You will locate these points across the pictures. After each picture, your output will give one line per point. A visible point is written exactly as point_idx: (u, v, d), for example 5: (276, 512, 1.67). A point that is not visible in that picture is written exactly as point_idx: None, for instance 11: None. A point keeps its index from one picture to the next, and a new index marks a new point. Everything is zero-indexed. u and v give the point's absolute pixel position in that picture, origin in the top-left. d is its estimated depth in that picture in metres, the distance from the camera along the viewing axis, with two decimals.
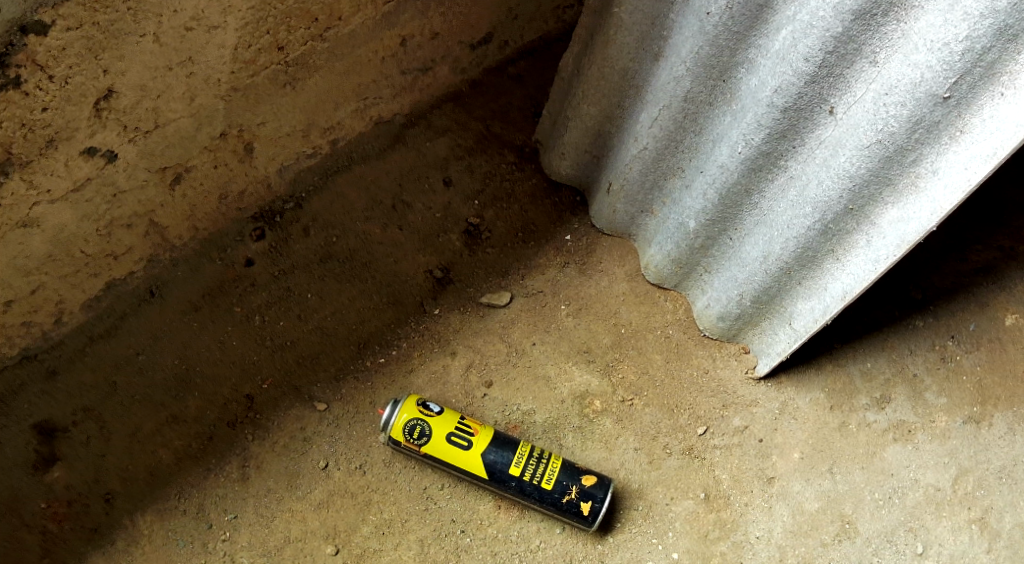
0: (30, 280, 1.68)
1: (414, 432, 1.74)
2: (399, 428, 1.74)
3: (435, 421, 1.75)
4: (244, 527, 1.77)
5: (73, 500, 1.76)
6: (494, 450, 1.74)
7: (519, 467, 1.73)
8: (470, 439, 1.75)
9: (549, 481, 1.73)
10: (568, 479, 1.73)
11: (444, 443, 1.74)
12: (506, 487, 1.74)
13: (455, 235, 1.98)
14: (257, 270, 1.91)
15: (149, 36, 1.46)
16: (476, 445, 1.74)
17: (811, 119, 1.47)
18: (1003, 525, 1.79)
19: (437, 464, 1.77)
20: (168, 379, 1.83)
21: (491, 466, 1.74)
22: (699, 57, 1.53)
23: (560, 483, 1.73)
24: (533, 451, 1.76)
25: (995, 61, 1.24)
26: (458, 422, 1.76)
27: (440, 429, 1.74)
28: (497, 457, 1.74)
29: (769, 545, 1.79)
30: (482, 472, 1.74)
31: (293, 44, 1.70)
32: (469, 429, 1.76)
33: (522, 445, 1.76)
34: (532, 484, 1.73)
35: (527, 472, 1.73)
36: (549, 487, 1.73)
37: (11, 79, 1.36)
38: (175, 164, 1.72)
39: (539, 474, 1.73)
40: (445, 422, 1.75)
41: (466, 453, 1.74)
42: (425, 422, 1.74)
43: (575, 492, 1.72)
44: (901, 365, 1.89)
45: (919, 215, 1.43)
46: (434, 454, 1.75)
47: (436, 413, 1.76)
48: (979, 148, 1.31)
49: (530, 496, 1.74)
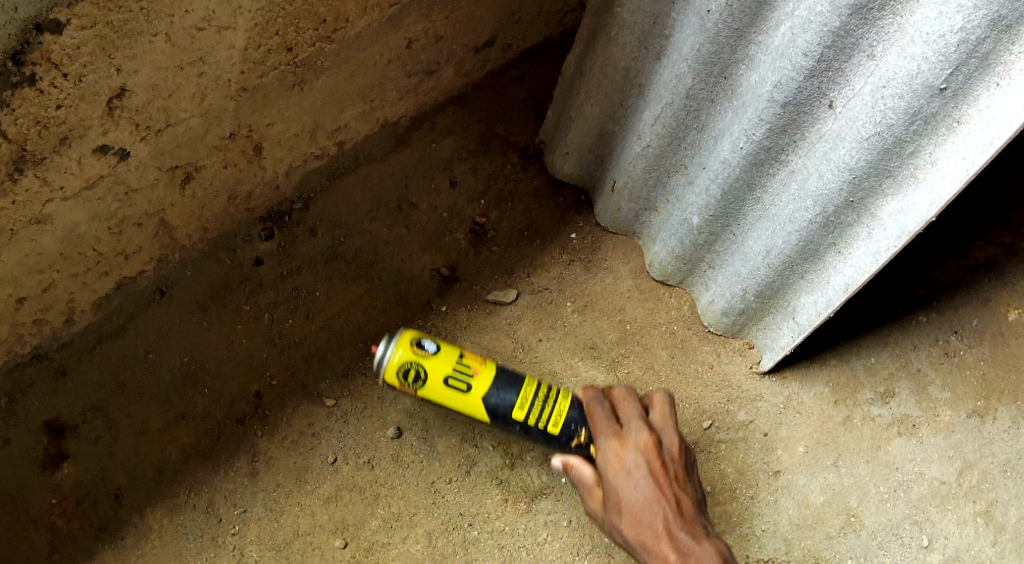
0: (41, 278, 1.69)
1: (408, 376, 1.63)
2: (391, 371, 1.63)
3: (430, 357, 1.63)
4: (253, 521, 1.79)
5: (82, 496, 1.78)
6: (496, 393, 1.65)
7: (522, 411, 1.65)
8: (468, 382, 1.64)
9: (556, 426, 1.65)
10: (576, 422, 1.66)
11: (440, 386, 1.64)
12: (511, 429, 1.68)
13: (460, 235, 2.00)
14: (265, 269, 1.93)
15: (161, 35, 1.48)
16: (476, 388, 1.65)
17: (811, 113, 1.50)
18: (1008, 518, 1.81)
19: (436, 403, 1.69)
20: (175, 376, 1.85)
21: (492, 410, 1.65)
22: (700, 54, 1.56)
23: (567, 428, 1.66)
24: (537, 392, 1.66)
25: (990, 52, 1.27)
26: (456, 360, 1.65)
27: (435, 366, 1.63)
28: (499, 400, 1.65)
29: (775, 539, 1.81)
30: (483, 415, 1.67)
31: (301, 46, 1.70)
32: (467, 371, 1.65)
33: (524, 387, 1.66)
34: (537, 428, 1.66)
35: (532, 417, 1.65)
36: (556, 431, 1.66)
37: (25, 77, 1.38)
38: (185, 163, 1.74)
39: (545, 419, 1.65)
40: (442, 362, 1.63)
41: (465, 397, 1.65)
42: (419, 365, 1.62)
43: (585, 436, 1.66)
44: (904, 360, 1.91)
45: (919, 205, 1.45)
46: (432, 398, 1.66)
47: (430, 353, 1.63)
48: (977, 138, 1.34)
49: (536, 436, 1.67)
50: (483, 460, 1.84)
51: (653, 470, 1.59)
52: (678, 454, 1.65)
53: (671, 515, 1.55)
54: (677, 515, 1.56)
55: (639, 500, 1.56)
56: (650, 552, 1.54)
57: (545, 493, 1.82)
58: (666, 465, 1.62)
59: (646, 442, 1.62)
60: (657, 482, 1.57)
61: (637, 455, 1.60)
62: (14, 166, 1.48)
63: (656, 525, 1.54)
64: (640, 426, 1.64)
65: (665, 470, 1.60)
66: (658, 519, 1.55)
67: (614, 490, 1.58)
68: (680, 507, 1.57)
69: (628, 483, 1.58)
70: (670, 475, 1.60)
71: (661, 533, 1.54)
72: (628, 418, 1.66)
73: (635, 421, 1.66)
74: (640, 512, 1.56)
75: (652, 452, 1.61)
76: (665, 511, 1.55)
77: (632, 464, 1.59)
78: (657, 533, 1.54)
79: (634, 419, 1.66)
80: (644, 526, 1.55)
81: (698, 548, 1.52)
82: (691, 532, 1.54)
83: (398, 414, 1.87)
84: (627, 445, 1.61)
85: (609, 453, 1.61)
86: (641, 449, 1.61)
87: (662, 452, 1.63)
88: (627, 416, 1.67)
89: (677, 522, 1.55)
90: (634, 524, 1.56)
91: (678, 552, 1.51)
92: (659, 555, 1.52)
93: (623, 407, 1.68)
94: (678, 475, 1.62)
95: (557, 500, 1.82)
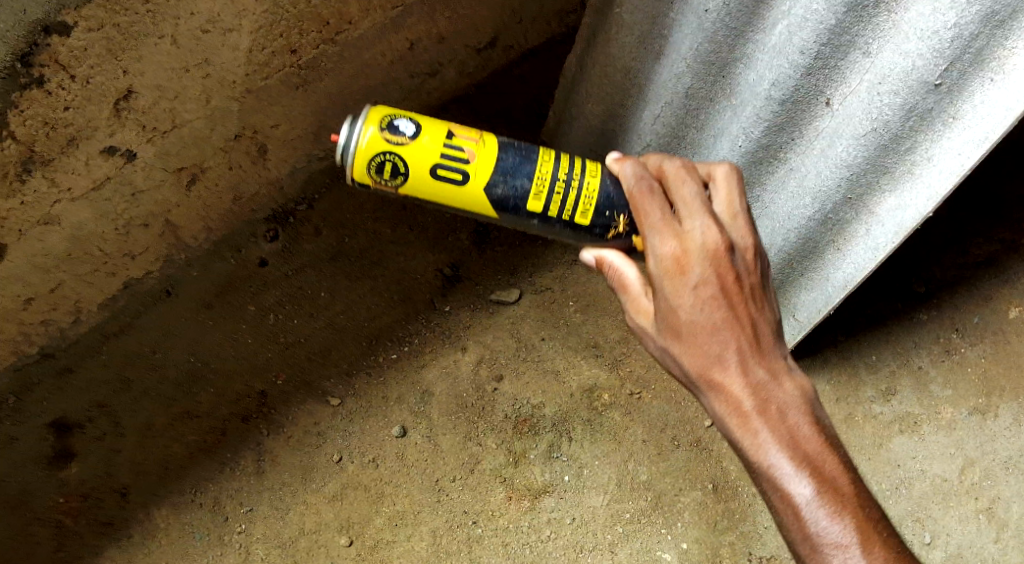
0: (49, 277, 1.72)
1: (385, 169, 1.38)
2: (362, 169, 1.38)
3: (409, 149, 1.37)
4: (259, 519, 1.81)
5: (87, 494, 1.80)
6: (500, 182, 1.39)
7: (540, 200, 1.40)
8: (463, 170, 1.39)
9: (586, 214, 1.41)
10: (610, 211, 1.41)
11: (426, 169, 1.38)
12: (527, 224, 1.43)
13: (464, 235, 2.00)
14: (269, 269, 1.94)
15: (167, 38, 1.50)
16: (475, 177, 1.39)
17: (809, 111, 1.55)
18: (1011, 514, 1.82)
19: (426, 201, 1.43)
20: (181, 375, 1.87)
21: (501, 203, 1.41)
22: (698, 54, 1.59)
23: (600, 218, 1.41)
24: (556, 178, 1.40)
25: (984, 47, 1.34)
26: (443, 152, 1.38)
27: (417, 158, 1.38)
28: (508, 190, 1.40)
29: (777, 536, 1.82)
30: (491, 210, 1.42)
31: (305, 48, 1.72)
32: (460, 157, 1.39)
33: (540, 167, 1.40)
34: (561, 218, 1.42)
35: (553, 206, 1.41)
36: (586, 223, 1.42)
37: (34, 79, 1.40)
38: (190, 164, 1.75)
39: (569, 207, 1.41)
40: (425, 152, 1.38)
41: (461, 189, 1.40)
42: (396, 155, 1.37)
43: (624, 226, 1.41)
44: (906, 358, 1.92)
45: (916, 201, 1.51)
46: (416, 193, 1.41)
47: (410, 138, 1.37)
48: (972, 132, 1.41)
49: (562, 232, 1.44)
50: (486, 458, 1.85)
51: (719, 267, 1.28)
52: (750, 248, 1.32)
53: (746, 345, 1.28)
54: (753, 341, 1.29)
55: (706, 329, 1.27)
56: (717, 382, 1.28)
57: (549, 491, 1.83)
58: (740, 276, 1.30)
59: (713, 235, 1.28)
60: (726, 303, 1.28)
61: (705, 266, 1.27)
62: (23, 166, 1.50)
63: (725, 356, 1.27)
64: (704, 214, 1.30)
65: (737, 284, 1.29)
66: (728, 347, 1.27)
67: (672, 307, 1.28)
68: (756, 335, 1.29)
69: (690, 301, 1.27)
70: (744, 293, 1.30)
71: (730, 361, 1.28)
72: (683, 189, 1.32)
73: (693, 196, 1.31)
74: (706, 344, 1.28)
75: (720, 256, 1.28)
76: (737, 338, 1.28)
77: (698, 278, 1.27)
78: (726, 366, 1.27)
79: (689, 190, 1.31)
80: (711, 356, 1.28)
81: (778, 386, 1.27)
82: (768, 359, 1.29)
83: (403, 412, 1.88)
84: (688, 241, 1.28)
85: (666, 252, 1.28)
86: (706, 247, 1.28)
87: (735, 263, 1.29)
88: (679, 183, 1.33)
89: (752, 354, 1.28)
90: (697, 355, 1.28)
91: (755, 397, 1.26)
92: (733, 401, 1.27)
93: (681, 186, 1.32)
94: (754, 294, 1.31)
95: (560, 498, 1.83)
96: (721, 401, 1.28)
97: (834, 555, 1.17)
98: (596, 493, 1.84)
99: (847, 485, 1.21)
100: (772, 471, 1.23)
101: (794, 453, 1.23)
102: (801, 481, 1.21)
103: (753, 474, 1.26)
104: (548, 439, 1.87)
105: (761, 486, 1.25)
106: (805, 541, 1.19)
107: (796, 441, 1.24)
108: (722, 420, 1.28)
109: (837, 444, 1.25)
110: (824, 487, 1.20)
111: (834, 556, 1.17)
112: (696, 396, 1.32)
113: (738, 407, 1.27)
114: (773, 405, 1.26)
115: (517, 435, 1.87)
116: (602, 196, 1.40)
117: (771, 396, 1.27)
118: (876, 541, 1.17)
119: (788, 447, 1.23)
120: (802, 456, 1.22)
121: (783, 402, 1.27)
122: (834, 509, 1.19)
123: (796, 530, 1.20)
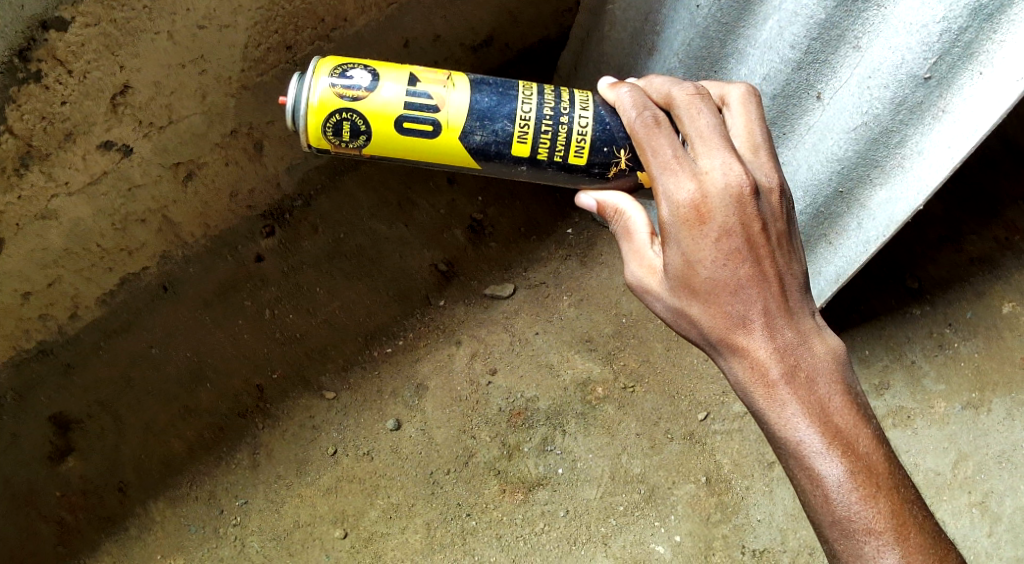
0: (48, 274, 1.73)
1: (345, 129, 1.36)
2: (319, 132, 1.36)
3: (366, 104, 1.35)
4: (255, 512, 1.82)
5: (88, 490, 1.82)
6: (475, 131, 1.36)
7: (526, 145, 1.37)
8: (428, 123, 1.36)
9: (580, 155, 1.37)
10: (603, 147, 1.36)
11: (388, 123, 1.36)
12: (516, 171, 1.40)
13: (458, 231, 2.01)
14: (268, 267, 1.95)
15: (162, 34, 1.52)
16: (446, 128, 1.36)
17: (800, 105, 1.59)
18: (1003, 508, 1.83)
19: (398, 159, 1.41)
20: (180, 371, 1.88)
21: (483, 151, 1.38)
22: (690, 49, 1.63)
23: (597, 156, 1.37)
24: (539, 120, 1.36)
25: (972, 40, 1.35)
26: (403, 101, 1.35)
27: (376, 114, 1.35)
28: (488, 136, 1.37)
29: (770, 528, 1.83)
30: (472, 160, 1.39)
31: (300, 44, 1.73)
32: (423, 109, 1.35)
33: (517, 109, 1.36)
34: (553, 162, 1.38)
35: (542, 148, 1.37)
36: (583, 163, 1.38)
37: (32, 74, 1.41)
38: (187, 160, 1.77)
39: (560, 149, 1.37)
40: (383, 104, 1.35)
41: (430, 142, 1.37)
42: (353, 112, 1.35)
43: (626, 163, 1.37)
44: (899, 353, 1.93)
45: (906, 195, 1.53)
46: (381, 150, 1.39)
47: (364, 92, 1.35)
48: (961, 126, 1.42)
49: (556, 176, 1.40)
50: (480, 451, 1.86)
51: (744, 215, 1.23)
52: (776, 189, 1.27)
53: (772, 305, 1.25)
54: (779, 302, 1.25)
55: (729, 287, 1.24)
56: (740, 347, 1.25)
57: (543, 484, 1.84)
58: (766, 221, 1.25)
59: (737, 175, 1.22)
60: (751, 256, 1.23)
61: (728, 214, 1.22)
62: (20, 161, 1.51)
63: (749, 318, 1.24)
64: (725, 151, 1.23)
65: (763, 232, 1.24)
66: (753, 307, 1.24)
67: (692, 262, 1.24)
68: (782, 293, 1.25)
69: (713, 255, 1.23)
70: (770, 241, 1.25)
71: (755, 324, 1.25)
72: (701, 128, 1.26)
73: (713, 134, 1.25)
74: (728, 304, 1.24)
75: (745, 201, 1.22)
76: (762, 298, 1.24)
77: (720, 229, 1.22)
78: (751, 329, 1.25)
79: (708, 128, 1.25)
80: (734, 319, 1.25)
81: (806, 351, 1.25)
82: (795, 320, 1.26)
83: (397, 406, 1.89)
84: (710, 182, 1.22)
85: (686, 199, 1.22)
86: (730, 192, 1.22)
87: (760, 208, 1.24)
88: (697, 121, 1.26)
89: (778, 314, 1.25)
90: (719, 315, 1.25)
91: (782, 364, 1.24)
92: (757, 368, 1.24)
93: (698, 121, 1.26)
94: (780, 241, 1.26)
95: (554, 491, 1.84)
96: (745, 367, 1.25)
97: (864, 541, 1.16)
98: (589, 485, 1.85)
99: (879, 462, 1.20)
100: (800, 447, 1.21)
101: (824, 428, 1.21)
102: (831, 459, 1.19)
103: (777, 445, 1.24)
104: (542, 432, 1.88)
105: (786, 460, 1.23)
106: (833, 522, 1.19)
107: (825, 414, 1.22)
108: (746, 386, 1.26)
109: (868, 415, 1.23)
110: (855, 465, 1.19)
111: (865, 541, 1.16)
112: (715, 358, 1.29)
113: (763, 375, 1.24)
114: (802, 374, 1.24)
115: (510, 429, 1.87)
116: (596, 132, 1.36)
117: (800, 363, 1.24)
118: (911, 527, 1.16)
119: (818, 421, 1.22)
120: (832, 432, 1.21)
121: (811, 368, 1.25)
122: (865, 490, 1.18)
123: (824, 510, 1.19)
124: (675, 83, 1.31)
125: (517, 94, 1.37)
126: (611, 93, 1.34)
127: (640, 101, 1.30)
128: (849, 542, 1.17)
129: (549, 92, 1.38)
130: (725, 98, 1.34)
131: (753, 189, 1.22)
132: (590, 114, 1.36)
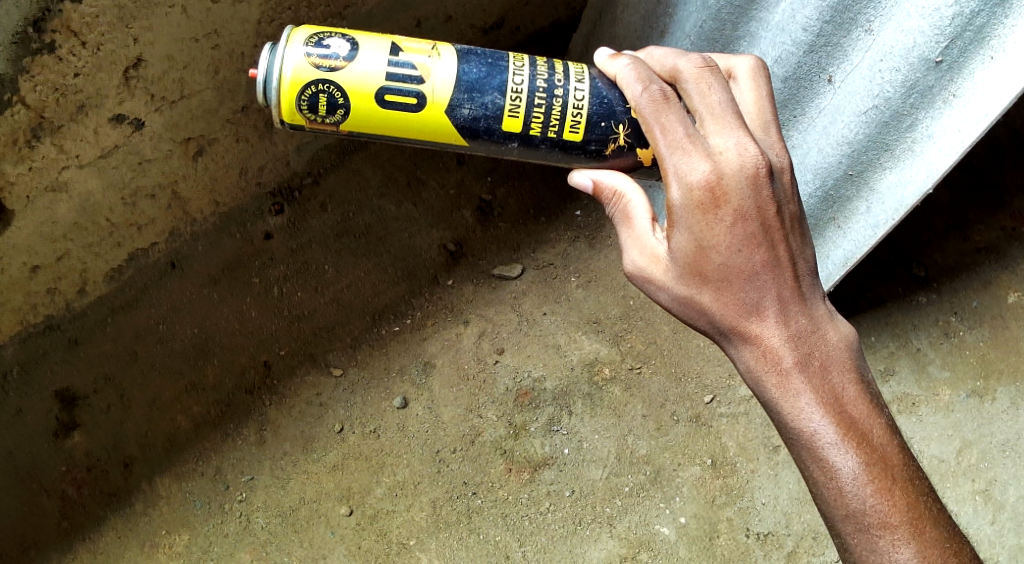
0: (55, 247, 1.72)
1: (321, 102, 1.34)
2: (295, 107, 1.34)
3: (344, 75, 1.32)
4: (260, 488, 1.83)
5: (92, 465, 1.82)
6: (463, 104, 1.35)
7: (517, 119, 1.36)
8: (410, 95, 1.34)
9: (575, 131, 1.36)
10: (597, 123, 1.36)
11: (368, 96, 1.33)
12: (506, 148, 1.39)
13: (467, 211, 2.02)
14: (276, 244, 1.95)
15: (177, 7, 1.52)
16: (431, 102, 1.35)
17: (812, 88, 1.60)
18: (1006, 497, 1.84)
19: (379, 134, 1.39)
20: (187, 348, 1.88)
21: (472, 127, 1.36)
22: (703, 31, 1.65)
23: (595, 132, 1.36)
24: (530, 93, 1.35)
25: (985, 25, 1.36)
26: (384, 73, 1.33)
27: (354, 85, 1.33)
28: (478, 111, 1.35)
29: (775, 512, 1.83)
30: (460, 137, 1.38)
31: (313, 21, 1.73)
32: (405, 81, 1.34)
33: (506, 81, 1.35)
34: (547, 138, 1.37)
35: (535, 123, 1.36)
36: (578, 139, 1.37)
37: (46, 45, 1.41)
38: (198, 136, 1.76)
39: (554, 125, 1.36)
40: (362, 76, 1.33)
41: (414, 117, 1.35)
42: (330, 84, 1.33)
43: (625, 139, 1.37)
44: (905, 339, 1.94)
45: (916, 178, 1.53)
46: (360, 126, 1.36)
47: (343, 62, 1.32)
48: (972, 111, 1.42)
49: (549, 154, 1.39)
50: (487, 430, 1.86)
51: (759, 198, 1.23)
52: (787, 169, 1.28)
53: (786, 292, 1.25)
54: (793, 288, 1.26)
55: (743, 273, 1.24)
56: (753, 335, 1.26)
57: (549, 464, 1.85)
58: (779, 200, 1.25)
59: (751, 155, 1.22)
60: (766, 241, 1.24)
61: (745, 195, 1.22)
62: (32, 133, 1.50)
63: (763, 305, 1.25)
64: (737, 130, 1.23)
65: (777, 216, 1.24)
66: (767, 294, 1.25)
67: (705, 245, 1.23)
68: (795, 279, 1.26)
69: (727, 240, 1.23)
70: (784, 224, 1.25)
71: (768, 312, 1.25)
72: (711, 104, 1.26)
73: (725, 111, 1.25)
74: (742, 292, 1.25)
75: (760, 183, 1.22)
76: (776, 284, 1.25)
77: (736, 212, 1.22)
78: (763, 317, 1.25)
79: (719, 105, 1.25)
80: (747, 307, 1.25)
81: (819, 339, 1.26)
82: (808, 306, 1.27)
83: (405, 384, 1.90)
84: (723, 160, 1.22)
85: (701, 179, 1.21)
86: (745, 172, 1.22)
87: (774, 190, 1.24)
88: (708, 96, 1.26)
89: (792, 300, 1.26)
90: (732, 301, 1.25)
91: (795, 352, 1.25)
92: (769, 356, 1.25)
93: (710, 97, 1.26)
94: (793, 224, 1.27)
95: (560, 471, 1.84)
96: (756, 355, 1.26)
97: (879, 535, 1.17)
98: (595, 466, 1.85)
99: (893, 452, 1.21)
100: (814, 438, 1.22)
101: (838, 419, 1.22)
102: (844, 451, 1.20)
103: (789, 436, 1.25)
104: (549, 412, 1.88)
105: (798, 452, 1.24)
106: (847, 516, 1.19)
107: (839, 403, 1.23)
108: (758, 375, 1.26)
109: (880, 405, 1.24)
110: (868, 457, 1.20)
111: (879, 536, 1.17)
112: (724, 347, 1.29)
113: (775, 363, 1.25)
114: (815, 361, 1.25)
115: (518, 408, 1.88)
116: (592, 107, 1.35)
117: (813, 351, 1.25)
118: (926, 520, 1.17)
119: (831, 412, 1.22)
120: (846, 422, 1.22)
121: (825, 356, 1.26)
122: (880, 482, 1.18)
123: (837, 504, 1.19)
124: (681, 57, 1.31)
125: (507, 65, 1.36)
126: (611, 65, 1.34)
127: (644, 75, 1.29)
128: (863, 536, 1.18)
129: (541, 63, 1.37)
130: (733, 71, 1.35)
131: (768, 169, 1.22)
132: (586, 88, 1.35)
